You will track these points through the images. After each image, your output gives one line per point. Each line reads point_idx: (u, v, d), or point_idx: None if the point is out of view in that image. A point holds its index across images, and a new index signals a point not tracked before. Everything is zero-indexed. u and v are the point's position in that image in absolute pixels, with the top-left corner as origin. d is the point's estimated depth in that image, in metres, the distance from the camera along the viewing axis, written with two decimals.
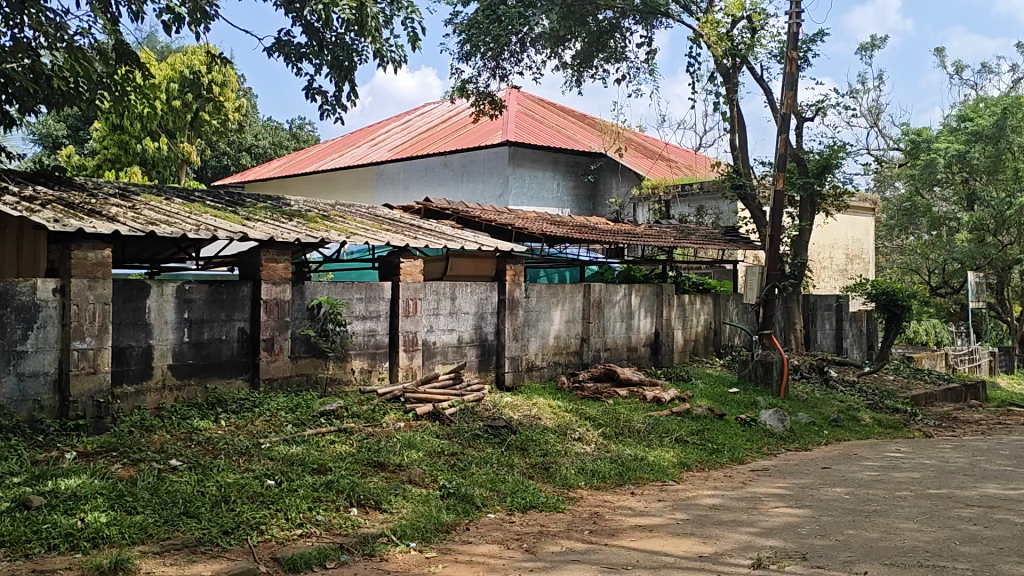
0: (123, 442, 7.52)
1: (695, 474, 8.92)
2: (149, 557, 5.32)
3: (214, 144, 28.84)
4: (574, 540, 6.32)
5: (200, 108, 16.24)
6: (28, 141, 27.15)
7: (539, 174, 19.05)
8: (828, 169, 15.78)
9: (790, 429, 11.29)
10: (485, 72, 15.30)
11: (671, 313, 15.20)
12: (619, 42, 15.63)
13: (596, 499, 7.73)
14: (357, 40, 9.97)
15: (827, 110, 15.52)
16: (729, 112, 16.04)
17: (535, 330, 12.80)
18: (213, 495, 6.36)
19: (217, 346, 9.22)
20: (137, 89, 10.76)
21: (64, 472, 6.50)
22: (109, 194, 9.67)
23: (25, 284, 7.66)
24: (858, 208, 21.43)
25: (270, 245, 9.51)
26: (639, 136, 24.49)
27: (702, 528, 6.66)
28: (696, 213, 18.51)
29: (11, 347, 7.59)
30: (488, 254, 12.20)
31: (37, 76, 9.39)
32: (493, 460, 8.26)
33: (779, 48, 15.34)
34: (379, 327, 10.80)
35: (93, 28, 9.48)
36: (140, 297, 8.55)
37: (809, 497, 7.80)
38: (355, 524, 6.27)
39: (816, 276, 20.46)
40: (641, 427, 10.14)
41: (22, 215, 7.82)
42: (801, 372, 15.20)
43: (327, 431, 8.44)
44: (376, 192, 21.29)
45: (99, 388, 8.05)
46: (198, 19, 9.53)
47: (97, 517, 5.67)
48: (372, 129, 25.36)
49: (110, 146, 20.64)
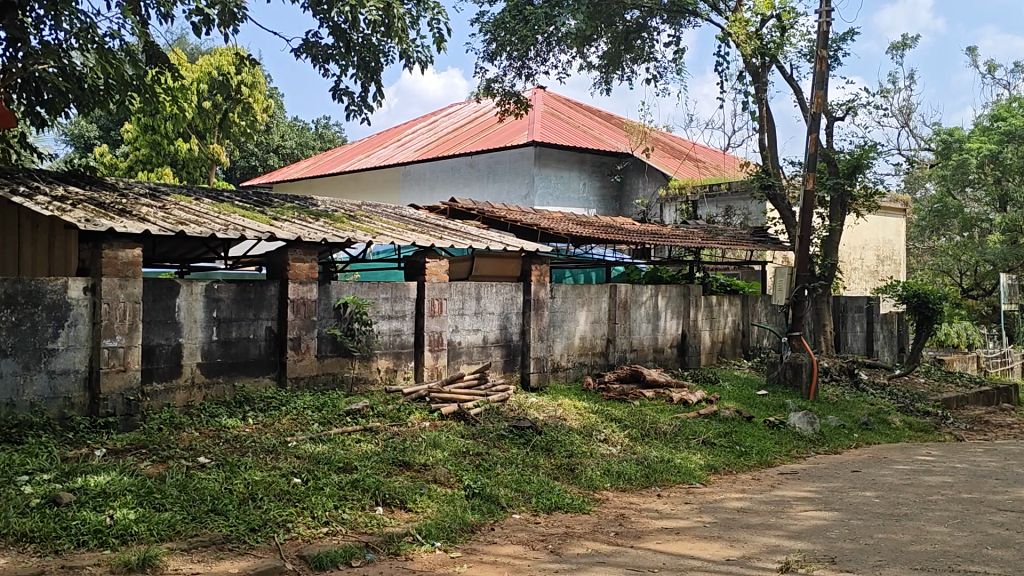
0: (152, 439, 7.56)
1: (722, 477, 8.85)
2: (176, 554, 5.34)
3: (243, 144, 29.10)
4: (599, 541, 6.29)
5: (230, 110, 16.39)
6: (60, 142, 27.51)
7: (565, 175, 19.01)
8: (858, 169, 15.55)
9: (820, 432, 11.17)
10: (511, 72, 15.29)
11: (698, 314, 15.12)
12: (647, 42, 15.53)
13: (622, 501, 7.69)
14: (384, 40, 9.99)
15: (858, 109, 15.37)
16: (758, 112, 15.92)
17: (560, 331, 12.78)
18: (241, 492, 6.40)
19: (245, 345, 9.27)
20: (166, 90, 10.88)
21: (93, 469, 6.56)
22: (139, 194, 9.77)
23: (57, 283, 7.74)
24: (889, 208, 21.20)
25: (297, 245, 9.57)
26: (666, 136, 24.39)
27: (729, 531, 6.60)
28: (724, 214, 18.41)
29: (42, 345, 7.68)
30: (513, 255, 12.20)
31: (68, 77, 9.48)
32: (518, 460, 8.24)
33: (809, 47, 15.18)
34: (405, 327, 10.83)
35: (123, 29, 9.56)
36: (170, 296, 8.61)
37: (838, 501, 7.72)
38: (381, 523, 6.27)
39: (847, 277, 20.27)
40: (667, 429, 10.07)
41: (54, 216, 7.90)
42: (831, 374, 15.06)
43: (352, 430, 8.49)
44: (402, 192, 21.35)
45: (129, 385, 8.12)
46: (226, 20, 9.59)
47: (126, 513, 5.71)
48: (399, 129, 25.43)
49: (142, 147, 20.86)
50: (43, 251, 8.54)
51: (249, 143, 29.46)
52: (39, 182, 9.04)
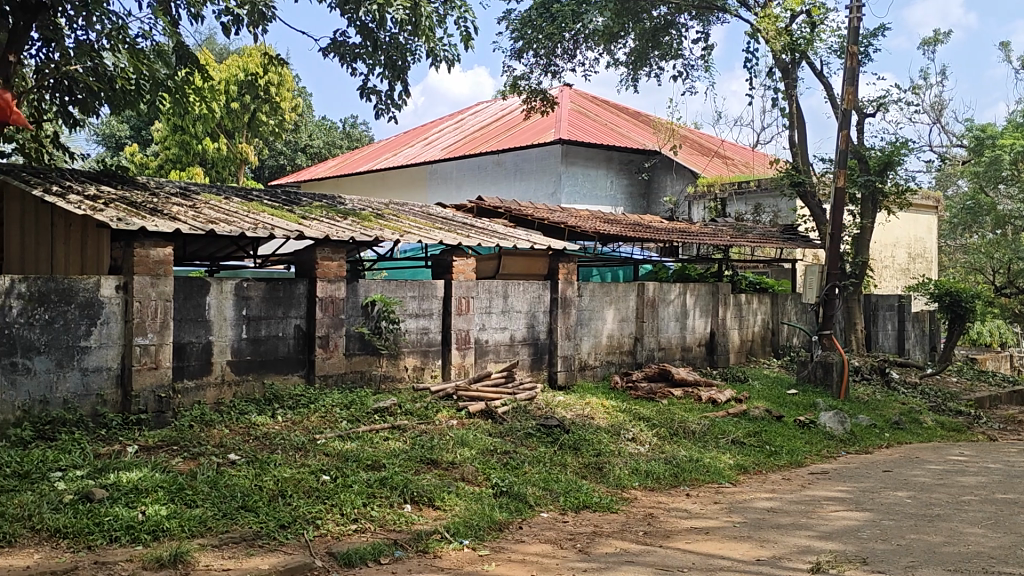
0: (184, 436, 7.63)
1: (752, 477, 8.79)
2: (208, 550, 5.39)
3: (271, 144, 29.28)
4: (628, 541, 6.27)
5: (258, 109, 16.49)
6: (92, 142, 27.85)
7: (593, 173, 18.95)
8: (890, 165, 15.38)
9: (851, 431, 11.06)
10: (537, 69, 15.27)
11: (726, 313, 15.04)
12: (674, 38, 15.43)
13: (650, 500, 7.65)
14: (411, 39, 10.01)
15: (889, 105, 15.20)
16: (788, 108, 15.78)
17: (587, 329, 12.74)
18: (270, 489, 6.44)
19: (274, 343, 9.33)
20: (196, 91, 10.95)
21: (125, 465, 6.64)
22: (170, 193, 9.85)
23: (89, 281, 7.83)
24: (920, 206, 20.94)
25: (326, 243, 9.63)
26: (695, 133, 24.22)
27: (759, 531, 6.55)
28: (753, 211, 18.31)
29: (75, 343, 7.76)
30: (541, 253, 12.17)
31: (100, 76, 9.59)
32: (545, 459, 8.22)
33: (840, 43, 15.01)
34: (432, 325, 10.84)
35: (154, 30, 9.65)
36: (201, 294, 8.68)
37: (870, 501, 7.65)
38: (410, 520, 6.29)
39: (878, 276, 20.08)
40: (696, 428, 10.02)
41: (87, 215, 7.98)
42: (861, 374, 14.92)
43: (380, 427, 8.52)
44: (429, 191, 21.39)
45: (160, 382, 8.21)
46: (255, 20, 9.66)
47: (157, 510, 5.77)
48: (425, 128, 25.44)
49: (171, 147, 21.03)
50: (76, 250, 8.62)
51: (278, 142, 29.63)
52: (72, 181, 9.15)
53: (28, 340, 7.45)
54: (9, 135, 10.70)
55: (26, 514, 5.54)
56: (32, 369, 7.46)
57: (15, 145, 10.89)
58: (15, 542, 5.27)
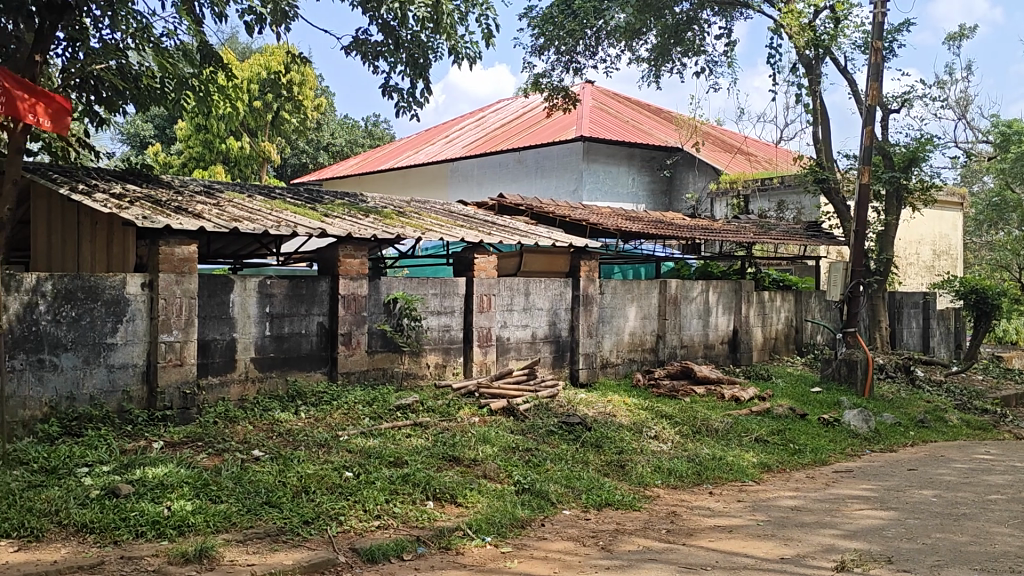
0: (208, 432, 7.69)
1: (776, 475, 8.74)
2: (233, 546, 5.42)
3: (294, 142, 29.40)
4: (651, 539, 6.25)
5: (280, 107, 16.58)
6: (117, 142, 28.10)
7: (614, 170, 18.90)
8: (915, 162, 15.22)
9: (876, 430, 10.98)
10: (559, 66, 15.25)
11: (749, 310, 14.97)
12: (697, 34, 15.28)
13: (673, 498, 7.63)
14: (433, 37, 10.02)
15: (913, 101, 15.07)
16: (812, 104, 15.67)
17: (609, 327, 12.71)
18: (294, 485, 6.48)
19: (297, 340, 9.38)
20: (219, 89, 11.03)
21: (151, 460, 6.70)
22: (194, 191, 9.94)
23: (115, 279, 7.90)
24: (945, 202, 20.73)
25: (347, 241, 9.67)
26: (717, 129, 24.12)
27: (783, 530, 6.52)
28: (776, 208, 18.41)
29: (101, 340, 7.83)
30: (562, 250, 12.15)
31: (125, 75, 9.69)
32: (567, 457, 8.21)
33: (864, 38, 14.87)
34: (454, 323, 10.86)
35: (178, 29, 9.73)
36: (224, 292, 8.73)
37: (895, 499, 7.59)
38: (432, 517, 6.30)
39: (903, 273, 19.92)
40: (719, 425, 9.98)
41: (112, 213, 8.06)
42: (886, 372, 14.81)
43: (402, 425, 8.55)
44: (451, 188, 21.43)
45: (185, 379, 8.27)
46: (278, 19, 9.69)
47: (183, 505, 5.82)
48: (446, 126, 25.48)
49: (195, 145, 21.18)
50: (101, 248, 8.71)
51: (300, 141, 29.72)
52: (97, 180, 9.24)
53: (55, 338, 7.53)
54: (36, 135, 10.81)
55: (53, 509, 5.61)
56: (59, 366, 7.54)
57: (42, 144, 11.00)
58: (43, 537, 5.34)
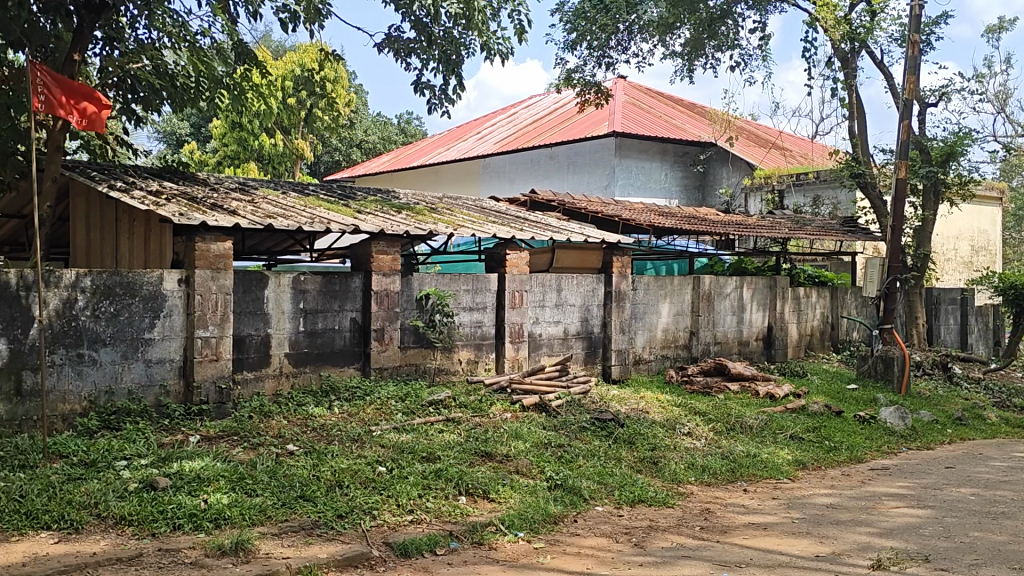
0: (243, 427, 7.77)
1: (811, 473, 8.65)
2: (268, 539, 5.48)
3: (327, 140, 29.59)
4: (685, 536, 6.22)
5: (314, 104, 16.66)
6: (153, 140, 28.46)
7: (647, 165, 18.79)
8: (953, 156, 14.96)
9: (912, 428, 10.83)
10: (591, 61, 15.18)
11: (785, 306, 14.85)
12: (731, 28, 14.97)
13: (707, 495, 7.57)
14: (465, 33, 10.04)
15: (951, 95, 14.83)
16: (847, 98, 15.49)
17: (642, 323, 12.66)
18: (328, 480, 6.53)
19: (330, 336, 9.44)
20: (253, 88, 11.11)
21: (188, 454, 6.78)
22: (230, 188, 10.05)
23: (153, 275, 7.99)
24: (984, 198, 20.38)
25: (380, 237, 9.71)
26: (752, 124, 23.89)
27: (818, 527, 6.46)
28: (812, 203, 18.19)
29: (139, 335, 7.93)
30: (594, 246, 12.12)
31: (161, 74, 9.80)
32: (600, 453, 8.19)
33: (901, 31, 14.66)
34: (486, 319, 10.87)
35: (213, 28, 9.82)
36: (259, 288, 8.80)
37: (932, 497, 7.49)
38: (464, 512, 6.32)
39: (940, 269, 19.64)
40: (753, 422, 9.90)
41: (150, 210, 8.15)
42: (923, 369, 14.63)
43: (435, 420, 8.58)
44: (483, 185, 21.45)
45: (221, 373, 8.36)
46: (311, 17, 9.75)
47: (219, 498, 5.88)
48: (479, 123, 25.48)
49: (230, 143, 21.34)
50: (140, 245, 8.86)
51: (333, 138, 29.89)
52: (134, 177, 9.36)
53: (94, 333, 7.64)
54: (75, 133, 10.94)
55: (92, 502, 5.69)
56: (98, 361, 7.65)
57: (81, 142, 11.13)
58: (81, 529, 5.43)
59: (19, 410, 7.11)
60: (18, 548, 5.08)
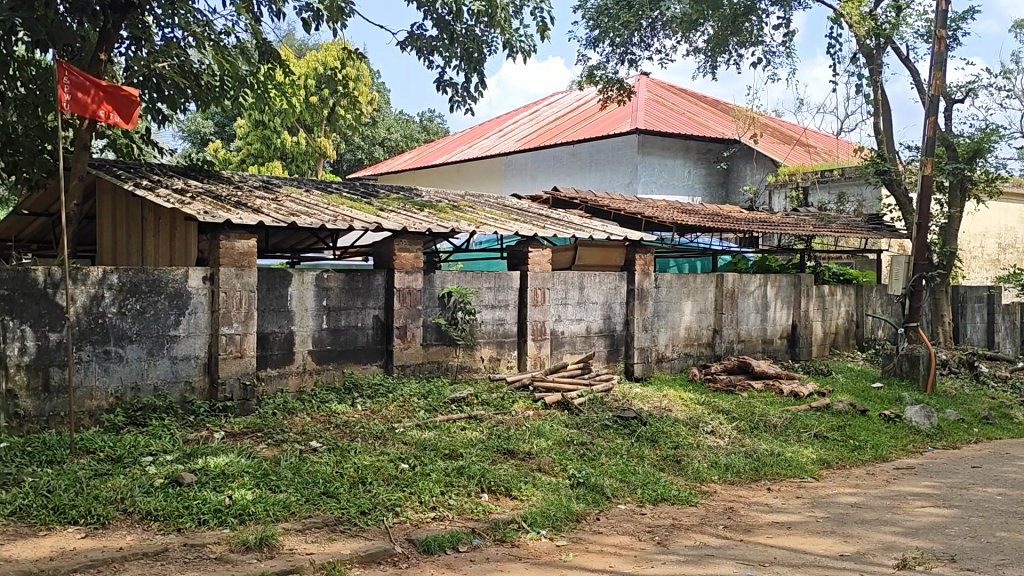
0: (267, 424, 7.82)
1: (835, 472, 8.58)
2: (292, 534, 5.52)
3: (350, 137, 29.70)
4: (708, 535, 6.19)
5: (337, 102, 16.71)
6: (178, 139, 28.71)
7: (670, 163, 18.72)
8: (980, 153, 14.79)
9: (938, 427, 10.73)
10: (614, 58, 15.11)
11: (810, 304, 14.76)
12: (755, 25, 14.89)
13: (730, 494, 7.54)
14: (487, 31, 10.05)
15: (978, 91, 14.66)
16: (872, 95, 15.35)
17: (665, 321, 12.62)
18: (351, 476, 6.56)
19: (353, 333, 9.48)
20: (276, 87, 11.16)
21: (213, 450, 6.83)
22: (254, 186, 10.12)
23: (178, 272, 8.05)
24: (1012, 195, 20.12)
25: (403, 235, 9.72)
26: (776, 121, 23.75)
27: (843, 527, 6.41)
28: (837, 201, 17.98)
29: (165, 332, 8.00)
30: (617, 243, 12.10)
31: (186, 73, 9.87)
32: (622, 451, 8.18)
33: (927, 27, 14.50)
34: (508, 316, 10.88)
35: (236, 26, 9.87)
36: (282, 285, 8.85)
37: (958, 497, 7.41)
38: (487, 509, 6.32)
39: (967, 267, 19.45)
40: (777, 421, 9.84)
41: (175, 208, 8.21)
42: (949, 367, 14.51)
43: (457, 417, 8.60)
44: (505, 183, 21.46)
45: (245, 370, 8.41)
46: (335, 15, 9.79)
47: (243, 494, 5.92)
48: (501, 120, 25.48)
49: (253, 142, 21.47)
50: (166, 243, 8.97)
51: (356, 136, 30.00)
52: (160, 175, 9.46)
53: (121, 330, 7.71)
54: (101, 131, 11.05)
55: (119, 497, 5.76)
56: (124, 357, 7.72)
57: (107, 141, 11.24)
58: (108, 524, 5.48)
59: (47, 406, 7.19)
60: (45, 543, 5.14)
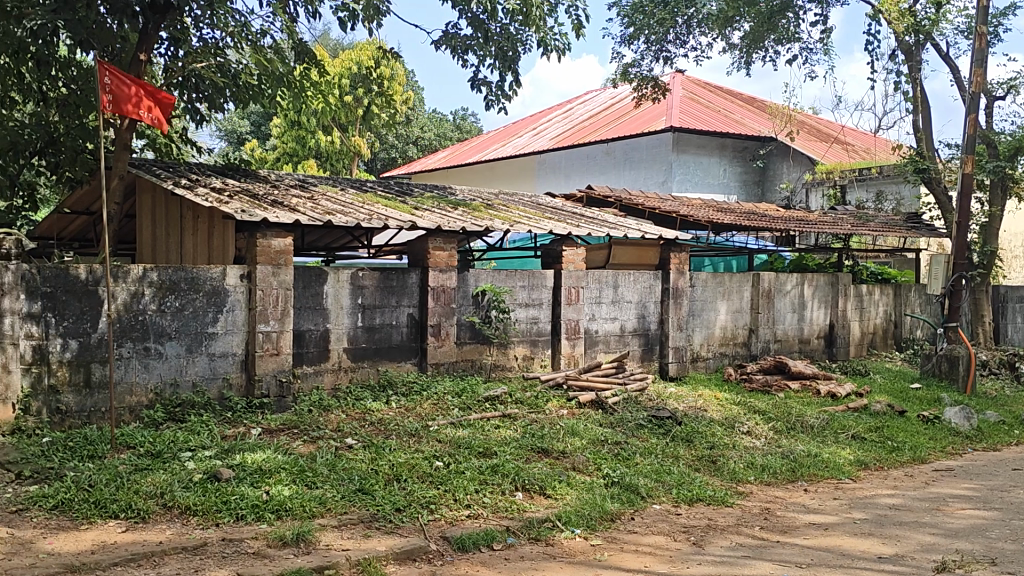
0: (303, 420, 7.89)
1: (873, 473, 8.49)
2: (329, 530, 5.57)
3: (384, 136, 29.84)
4: (744, 536, 6.15)
5: (371, 101, 16.80)
6: (216, 138, 29.03)
7: (705, 161, 18.61)
8: (1022, 151, 14.50)
9: (978, 428, 10.57)
10: (649, 55, 15.03)
11: (847, 304, 14.61)
12: (792, 22, 14.72)
13: (766, 495, 7.47)
14: (522, 30, 10.05)
15: (1020, 87, 14.39)
16: (911, 92, 15.12)
17: (700, 321, 12.55)
18: (387, 473, 6.60)
19: (387, 331, 9.53)
20: (313, 86, 11.23)
21: (250, 446, 6.91)
22: (290, 185, 10.20)
23: (216, 270, 8.14)
24: None
25: (437, 234, 9.74)
26: (813, 119, 23.48)
27: (882, 528, 6.34)
28: (875, 199, 17.73)
29: (203, 330, 8.09)
30: (651, 242, 12.04)
31: (224, 73, 9.97)
32: (657, 451, 8.15)
33: (968, 23, 14.25)
34: (542, 315, 10.88)
35: (274, 27, 9.94)
36: (318, 284, 8.91)
37: (999, 499, 7.29)
38: (521, 508, 6.32)
39: (1008, 266, 19.13)
40: (814, 422, 9.75)
41: (213, 207, 8.29)
42: (990, 368, 14.29)
43: (491, 415, 8.62)
44: (539, 181, 21.45)
45: (282, 367, 8.49)
46: (370, 15, 9.83)
47: (280, 491, 5.98)
48: (535, 118, 25.47)
49: (288, 141, 21.65)
50: (204, 240, 9.09)
51: (389, 135, 30.15)
52: (198, 174, 9.58)
53: (160, 327, 7.82)
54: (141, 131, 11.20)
55: (159, 492, 5.84)
56: (164, 354, 7.83)
57: (147, 140, 11.39)
58: (149, 518, 5.56)
59: (89, 402, 7.32)
60: (87, 537, 5.23)
